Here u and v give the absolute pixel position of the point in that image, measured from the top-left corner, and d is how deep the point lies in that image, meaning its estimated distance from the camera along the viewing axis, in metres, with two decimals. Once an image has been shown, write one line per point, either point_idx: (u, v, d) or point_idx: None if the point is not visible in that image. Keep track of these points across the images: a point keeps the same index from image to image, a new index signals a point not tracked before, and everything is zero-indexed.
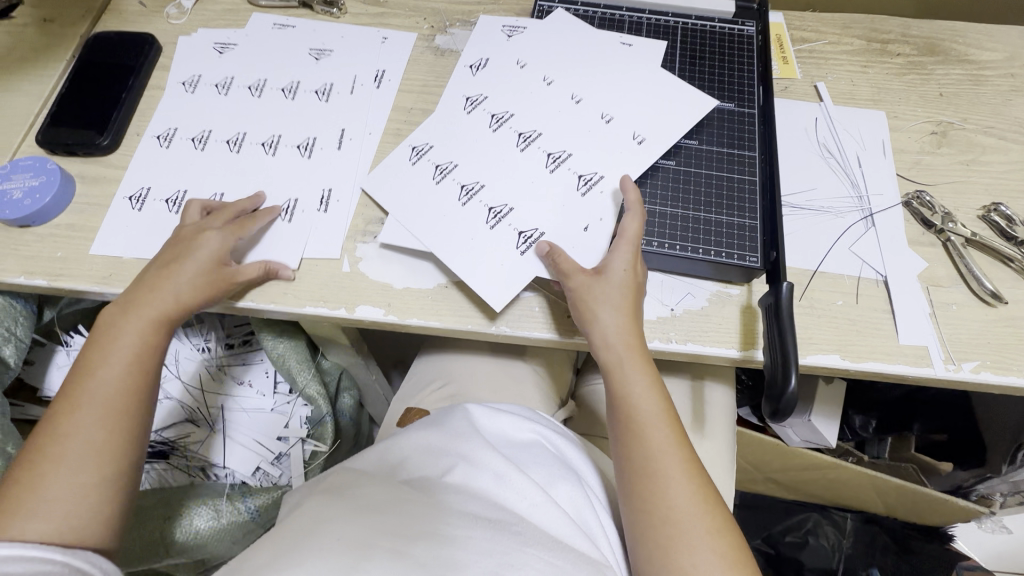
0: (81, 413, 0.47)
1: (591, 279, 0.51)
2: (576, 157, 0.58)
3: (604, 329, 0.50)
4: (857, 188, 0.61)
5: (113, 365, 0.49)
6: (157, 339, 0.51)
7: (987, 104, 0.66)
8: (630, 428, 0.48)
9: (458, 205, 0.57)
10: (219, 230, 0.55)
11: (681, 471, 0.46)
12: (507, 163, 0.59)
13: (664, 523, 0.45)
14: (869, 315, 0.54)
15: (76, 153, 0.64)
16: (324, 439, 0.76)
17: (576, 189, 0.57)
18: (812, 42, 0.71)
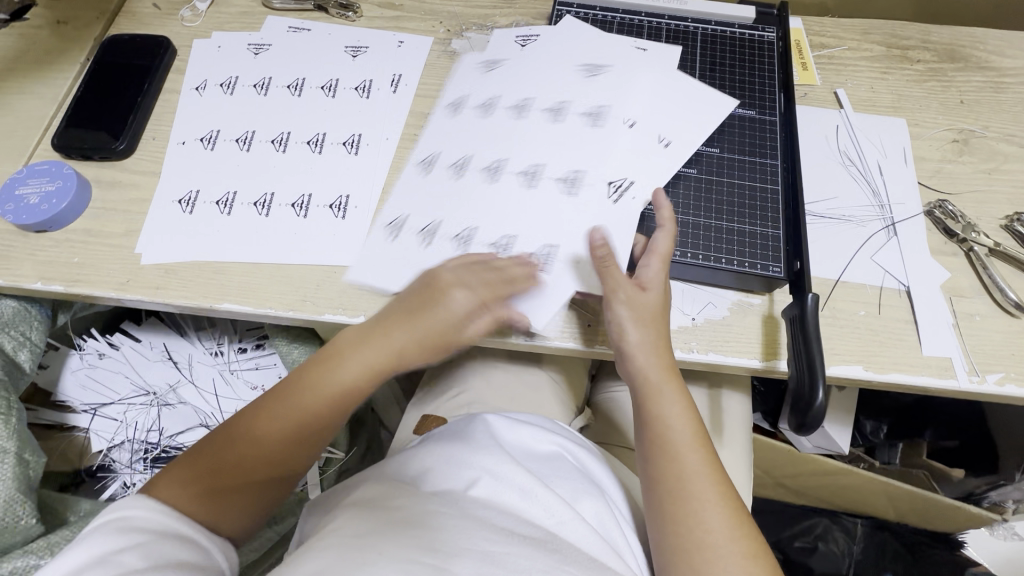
0: (233, 421, 0.48)
1: (623, 296, 0.50)
2: (592, 173, 0.57)
3: (637, 349, 0.50)
4: (879, 197, 0.60)
5: (309, 391, 0.49)
6: (376, 372, 0.50)
7: (1009, 112, 0.66)
8: (665, 450, 0.48)
9: (479, 214, 0.57)
10: (470, 291, 0.50)
11: (715, 494, 0.46)
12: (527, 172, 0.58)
13: (698, 547, 0.45)
14: (892, 326, 0.54)
15: (91, 157, 0.64)
16: (339, 444, 0.76)
17: (606, 197, 0.56)
18: (831, 48, 0.70)
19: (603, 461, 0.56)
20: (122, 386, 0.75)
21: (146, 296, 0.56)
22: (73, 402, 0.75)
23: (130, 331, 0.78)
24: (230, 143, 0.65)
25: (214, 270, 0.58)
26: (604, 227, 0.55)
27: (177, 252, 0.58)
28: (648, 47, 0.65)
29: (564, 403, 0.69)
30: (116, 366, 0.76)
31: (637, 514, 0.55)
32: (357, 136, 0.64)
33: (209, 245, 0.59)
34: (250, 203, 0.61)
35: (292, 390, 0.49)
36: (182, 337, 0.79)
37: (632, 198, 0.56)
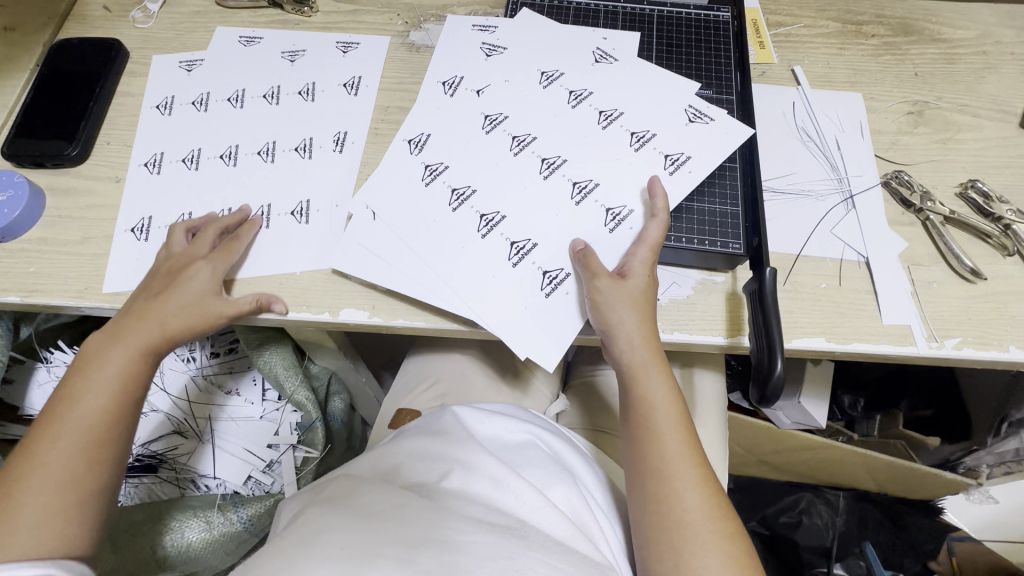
0: (56, 443, 0.46)
1: (612, 284, 0.50)
2: (571, 163, 0.58)
3: (628, 331, 0.50)
4: (837, 170, 0.61)
5: (90, 395, 0.48)
6: (139, 365, 0.50)
7: (961, 82, 0.67)
8: (646, 432, 0.49)
9: (441, 206, 0.57)
10: (208, 262, 0.54)
11: (693, 475, 0.47)
12: (485, 160, 0.59)
13: (675, 524, 0.45)
14: (853, 296, 0.55)
15: (44, 165, 0.62)
16: (315, 444, 0.74)
17: (570, 198, 0.56)
18: (787, 26, 0.71)
19: (584, 453, 0.57)
20: None
21: (105, 304, 0.55)
22: None
23: None
24: (195, 161, 0.63)
25: None
26: (573, 217, 0.56)
27: (144, 256, 0.58)
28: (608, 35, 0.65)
29: (535, 390, 0.70)
30: None
31: (616, 500, 0.55)
32: (316, 134, 0.64)
33: None
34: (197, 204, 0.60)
35: (56, 406, 0.48)
36: None
37: (593, 192, 0.56)
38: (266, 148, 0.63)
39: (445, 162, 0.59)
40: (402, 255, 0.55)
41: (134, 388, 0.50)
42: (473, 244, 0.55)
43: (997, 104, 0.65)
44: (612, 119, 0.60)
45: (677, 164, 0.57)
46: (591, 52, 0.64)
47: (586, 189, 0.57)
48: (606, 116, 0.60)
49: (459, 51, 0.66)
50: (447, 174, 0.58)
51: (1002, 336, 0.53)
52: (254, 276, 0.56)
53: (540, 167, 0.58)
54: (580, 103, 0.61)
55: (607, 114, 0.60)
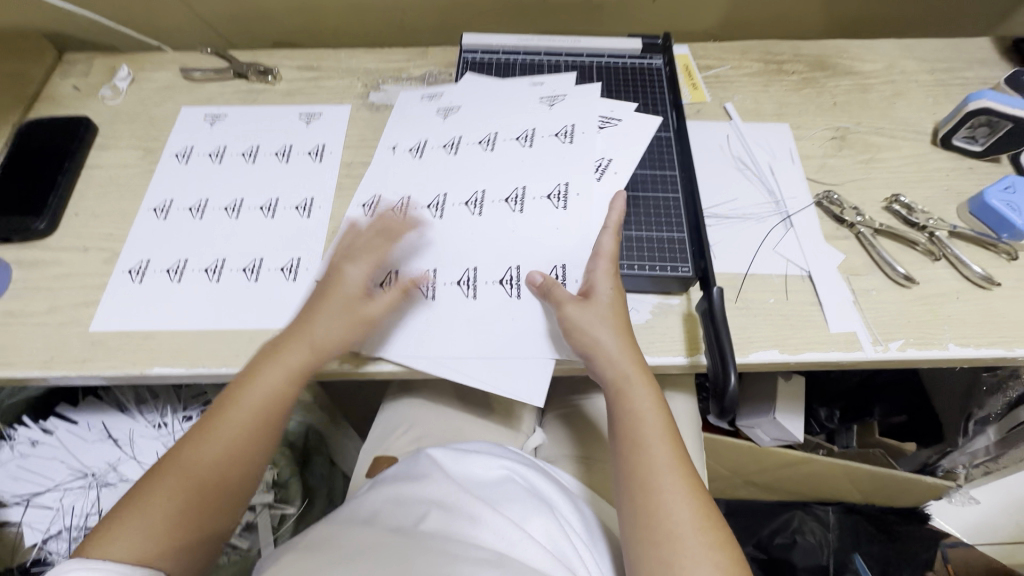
0: (183, 483, 0.47)
1: (587, 305, 0.52)
2: (490, 190, 0.63)
3: (606, 349, 0.51)
4: (773, 194, 0.66)
5: (224, 439, 0.49)
6: (267, 414, 0.50)
7: (876, 108, 0.73)
8: (632, 447, 0.49)
9: (412, 298, 0.56)
10: (334, 318, 0.53)
11: (682, 485, 0.47)
12: (459, 223, 0.61)
13: (664, 537, 0.45)
14: (801, 308, 0.58)
15: (11, 240, 0.63)
16: (291, 500, 0.72)
17: (511, 211, 0.61)
18: (716, 69, 0.78)
19: (563, 487, 0.57)
20: (58, 472, 0.70)
21: (73, 372, 0.55)
22: (2, 497, 0.69)
23: (66, 414, 0.74)
24: (166, 211, 0.66)
25: (141, 336, 0.57)
26: (545, 237, 0.59)
27: (127, 315, 0.58)
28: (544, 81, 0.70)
29: (513, 425, 0.70)
30: (51, 452, 0.71)
31: (600, 531, 0.55)
32: (283, 193, 0.67)
33: (164, 309, 0.59)
34: (162, 269, 0.62)
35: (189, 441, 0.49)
36: (121, 412, 0.75)
37: (562, 209, 0.60)
38: (235, 205, 0.66)
39: (392, 269, 0.58)
40: (394, 328, 0.56)
41: (275, 414, 0.51)
42: (467, 308, 0.56)
43: (909, 125, 0.72)
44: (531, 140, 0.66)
45: (604, 168, 0.63)
46: (516, 103, 0.69)
47: (557, 203, 0.61)
48: (524, 137, 0.66)
49: (404, 117, 0.70)
50: (401, 277, 0.58)
51: (941, 335, 0.56)
52: (223, 336, 0.57)
53: (508, 206, 0.61)
54: (494, 144, 0.66)
55: (524, 135, 0.66)
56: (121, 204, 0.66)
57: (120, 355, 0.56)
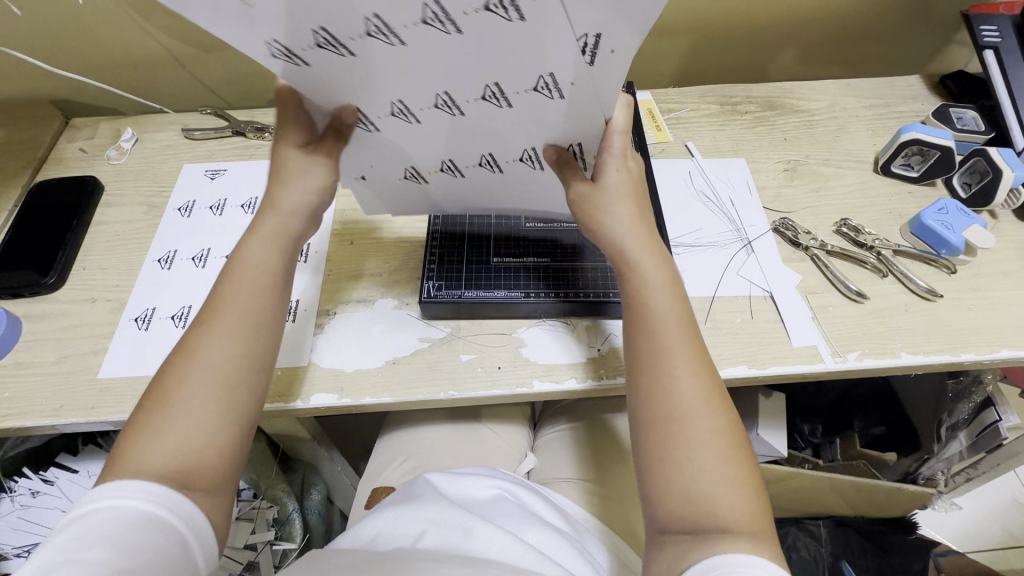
0: (195, 376, 0.44)
1: (599, 189, 0.51)
2: (507, 82, 0.45)
3: (612, 234, 0.51)
4: (735, 223, 0.72)
5: (230, 320, 0.47)
6: (271, 293, 0.50)
7: (823, 142, 0.81)
8: (642, 331, 0.49)
9: (449, 180, 0.59)
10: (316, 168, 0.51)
11: (693, 363, 0.47)
12: (445, 128, 0.50)
13: (668, 417, 0.46)
14: (765, 326, 0.63)
15: (21, 295, 0.66)
16: (294, 536, 0.74)
17: (498, 107, 0.47)
18: (677, 111, 0.85)
19: (554, 503, 0.60)
20: (59, 522, 0.71)
21: (83, 418, 0.58)
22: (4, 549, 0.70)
23: (66, 463, 0.75)
24: (170, 260, 0.70)
25: (148, 380, 0.60)
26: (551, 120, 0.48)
27: (135, 361, 0.61)
28: None
29: (506, 451, 0.73)
30: (52, 502, 0.72)
31: (593, 537, 0.58)
32: None
33: (170, 354, 0.62)
34: (167, 316, 0.65)
35: (197, 336, 0.47)
36: None
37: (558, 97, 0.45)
38: None
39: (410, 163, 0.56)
40: (443, 199, 0.62)
41: (269, 300, 0.49)
42: (497, 180, 0.58)
43: (852, 156, 0.79)
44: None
45: (587, 48, 0.40)
46: None
47: (546, 91, 0.45)
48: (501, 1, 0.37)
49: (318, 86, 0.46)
50: (421, 167, 0.56)
51: (893, 345, 0.61)
52: None
53: (491, 102, 0.47)
54: (452, 19, 0.38)
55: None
56: (128, 256, 0.70)
57: (127, 400, 0.59)
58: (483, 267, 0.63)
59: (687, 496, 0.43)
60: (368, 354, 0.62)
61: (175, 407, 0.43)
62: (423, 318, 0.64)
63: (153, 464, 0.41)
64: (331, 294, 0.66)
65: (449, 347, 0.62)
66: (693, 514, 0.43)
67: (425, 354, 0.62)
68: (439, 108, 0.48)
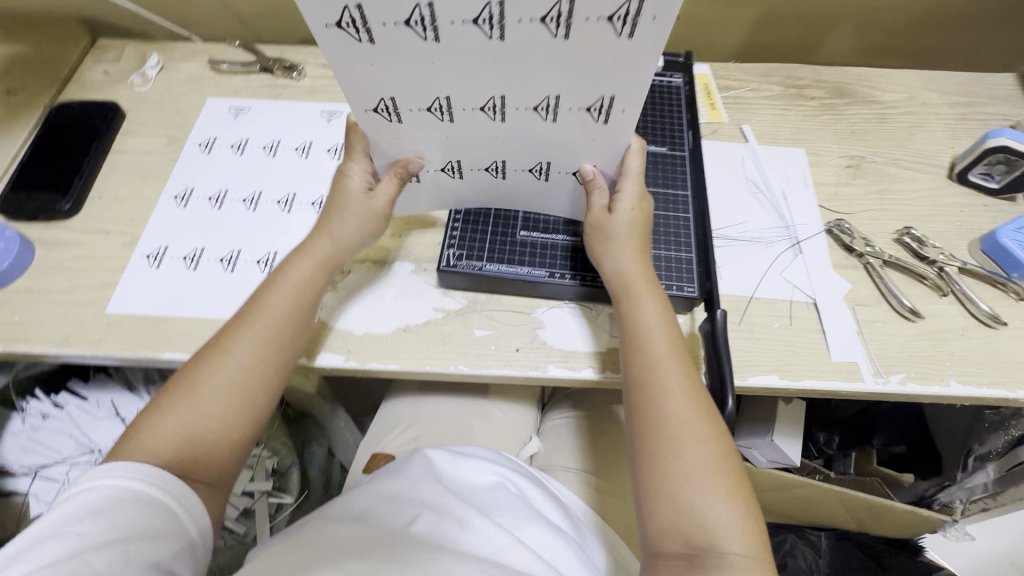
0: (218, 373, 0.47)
1: (612, 234, 0.53)
2: (566, 97, 0.44)
3: (612, 257, 0.53)
4: (784, 219, 0.66)
5: (262, 325, 0.49)
6: (303, 308, 0.51)
7: (894, 139, 0.73)
8: (635, 345, 0.50)
9: (489, 180, 0.55)
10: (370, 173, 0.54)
11: (687, 381, 0.47)
12: (477, 128, 0.48)
13: (661, 429, 0.46)
14: (803, 335, 0.59)
15: (36, 219, 0.65)
16: (290, 490, 0.73)
17: (541, 121, 0.46)
18: (735, 89, 0.78)
19: (554, 495, 0.58)
20: (65, 447, 0.71)
21: (88, 351, 0.57)
22: (13, 467, 0.71)
23: (76, 390, 0.75)
24: (187, 199, 0.67)
25: (156, 320, 0.59)
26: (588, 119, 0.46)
27: (146, 298, 0.60)
28: None
29: (511, 432, 0.70)
30: (60, 427, 0.73)
31: (590, 533, 0.57)
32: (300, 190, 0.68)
33: (180, 295, 0.60)
34: (179, 256, 0.63)
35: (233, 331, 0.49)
36: (130, 392, 0.76)
37: (594, 115, 0.45)
38: (253, 197, 0.67)
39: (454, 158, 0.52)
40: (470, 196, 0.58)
41: (302, 313, 0.51)
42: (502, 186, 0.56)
43: (926, 158, 0.72)
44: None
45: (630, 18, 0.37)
46: None
47: (590, 110, 0.45)
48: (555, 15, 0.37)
49: (347, 82, 0.43)
50: (466, 163, 0.53)
51: (943, 371, 0.56)
52: None
53: (538, 115, 0.46)
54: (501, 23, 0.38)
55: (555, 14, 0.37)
56: (146, 190, 0.68)
57: (134, 338, 0.58)
58: (508, 238, 0.59)
59: (680, 516, 0.43)
60: (379, 317, 0.59)
61: (194, 394, 0.46)
62: (439, 287, 0.61)
63: (154, 445, 0.44)
64: None
65: (463, 320, 0.59)
66: (681, 531, 0.42)
67: (438, 325, 0.59)
68: (482, 110, 0.46)
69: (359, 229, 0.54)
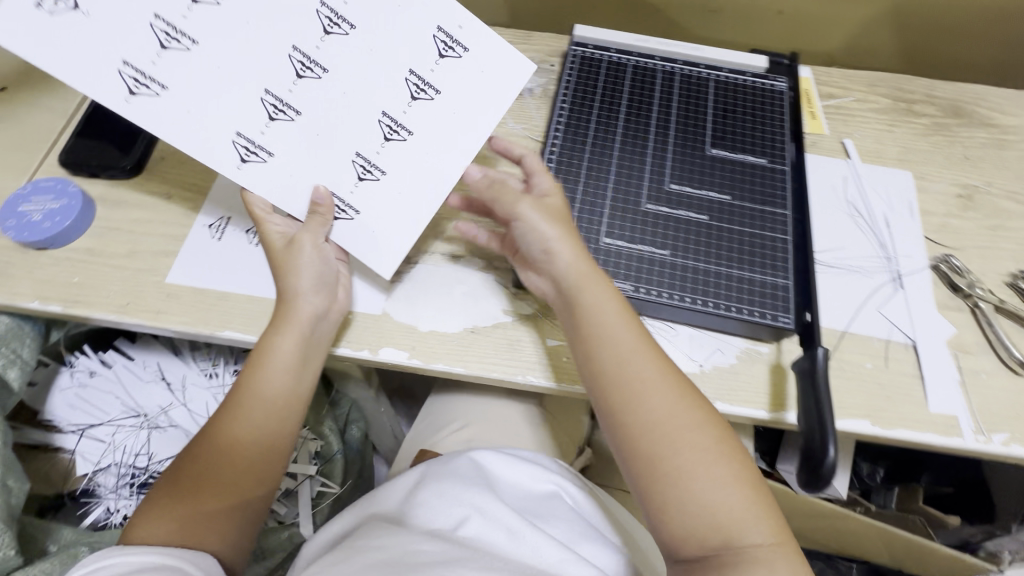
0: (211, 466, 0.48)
1: (536, 203, 0.51)
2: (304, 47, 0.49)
3: (563, 252, 0.49)
4: (885, 248, 0.61)
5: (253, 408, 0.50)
6: (291, 391, 0.52)
7: (1012, 169, 0.67)
8: (599, 352, 0.47)
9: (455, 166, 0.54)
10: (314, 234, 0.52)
11: (665, 379, 0.46)
12: (314, 96, 0.50)
13: (647, 438, 0.45)
14: (899, 380, 0.54)
15: (98, 176, 0.63)
16: (334, 477, 0.71)
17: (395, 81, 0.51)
18: (838, 98, 0.71)
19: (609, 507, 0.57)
20: (112, 408, 0.71)
21: (146, 321, 0.55)
22: (60, 423, 0.69)
23: (123, 348, 0.74)
24: None
25: (216, 295, 0.57)
26: (374, 71, 0.51)
27: (207, 270, 0.58)
28: None
29: (562, 441, 0.68)
30: (107, 385, 0.71)
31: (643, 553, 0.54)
32: None
33: (242, 270, 0.58)
34: (241, 229, 0.60)
35: (223, 417, 0.50)
36: (176, 356, 0.75)
37: (345, 33, 0.49)
38: None
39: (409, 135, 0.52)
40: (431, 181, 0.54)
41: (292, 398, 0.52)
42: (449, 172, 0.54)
43: None
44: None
45: None
46: (621, 111, 0.63)
47: (335, 25, 0.49)
48: None
49: (197, 141, 0.49)
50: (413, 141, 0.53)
51: None
52: None
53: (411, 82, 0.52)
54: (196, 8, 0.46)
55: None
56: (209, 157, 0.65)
57: (192, 313, 0.56)
58: (591, 244, 0.55)
59: (688, 516, 0.42)
60: (449, 316, 0.56)
61: (185, 505, 0.47)
62: (511, 288, 0.57)
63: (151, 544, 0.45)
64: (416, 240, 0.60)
65: (534, 327, 0.55)
66: (698, 533, 0.42)
67: (507, 330, 0.55)
68: (297, 74, 0.49)
69: (321, 302, 0.52)
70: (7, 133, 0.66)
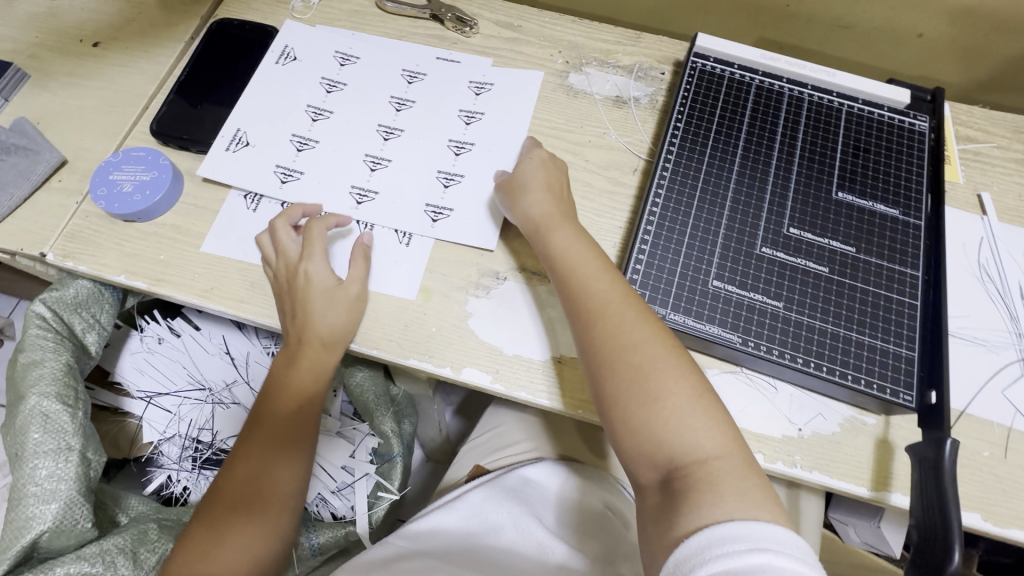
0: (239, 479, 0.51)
1: (519, 190, 0.54)
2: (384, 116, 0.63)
3: (526, 204, 0.53)
4: (1017, 322, 0.55)
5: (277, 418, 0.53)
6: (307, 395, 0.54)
7: None
8: (566, 280, 0.49)
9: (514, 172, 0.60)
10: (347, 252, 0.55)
11: (620, 298, 0.47)
12: (404, 146, 0.61)
13: (605, 354, 0.45)
14: (1018, 474, 0.49)
15: (187, 149, 0.61)
16: (392, 480, 0.68)
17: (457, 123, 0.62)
18: (978, 143, 0.64)
19: None
20: (178, 378, 0.72)
21: (229, 310, 0.54)
22: (128, 387, 0.71)
23: (190, 317, 0.74)
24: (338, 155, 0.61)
25: None
26: (436, 117, 0.62)
27: None
28: (298, 57, 0.66)
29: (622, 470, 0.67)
30: (174, 354, 0.72)
31: None
32: (468, 173, 0.60)
33: None
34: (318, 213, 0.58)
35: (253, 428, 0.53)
36: (239, 331, 0.74)
37: (411, 107, 0.63)
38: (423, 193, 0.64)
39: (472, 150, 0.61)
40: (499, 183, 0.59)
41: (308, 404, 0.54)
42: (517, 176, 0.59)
43: None
44: (292, 59, 0.66)
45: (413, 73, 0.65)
46: (740, 139, 0.58)
47: (404, 104, 0.63)
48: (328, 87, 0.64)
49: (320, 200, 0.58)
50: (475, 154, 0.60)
51: None
52: (383, 317, 0.54)
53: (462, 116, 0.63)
54: (323, 110, 0.63)
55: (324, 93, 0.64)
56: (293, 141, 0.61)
57: (273, 306, 0.54)
58: (699, 286, 0.52)
59: (642, 433, 0.42)
60: (533, 340, 0.53)
61: (226, 533, 0.48)
62: None
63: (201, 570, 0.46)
64: (505, 255, 0.57)
65: None
66: (647, 454, 0.41)
67: None
68: (382, 133, 0.62)
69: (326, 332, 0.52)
70: (99, 93, 0.65)
